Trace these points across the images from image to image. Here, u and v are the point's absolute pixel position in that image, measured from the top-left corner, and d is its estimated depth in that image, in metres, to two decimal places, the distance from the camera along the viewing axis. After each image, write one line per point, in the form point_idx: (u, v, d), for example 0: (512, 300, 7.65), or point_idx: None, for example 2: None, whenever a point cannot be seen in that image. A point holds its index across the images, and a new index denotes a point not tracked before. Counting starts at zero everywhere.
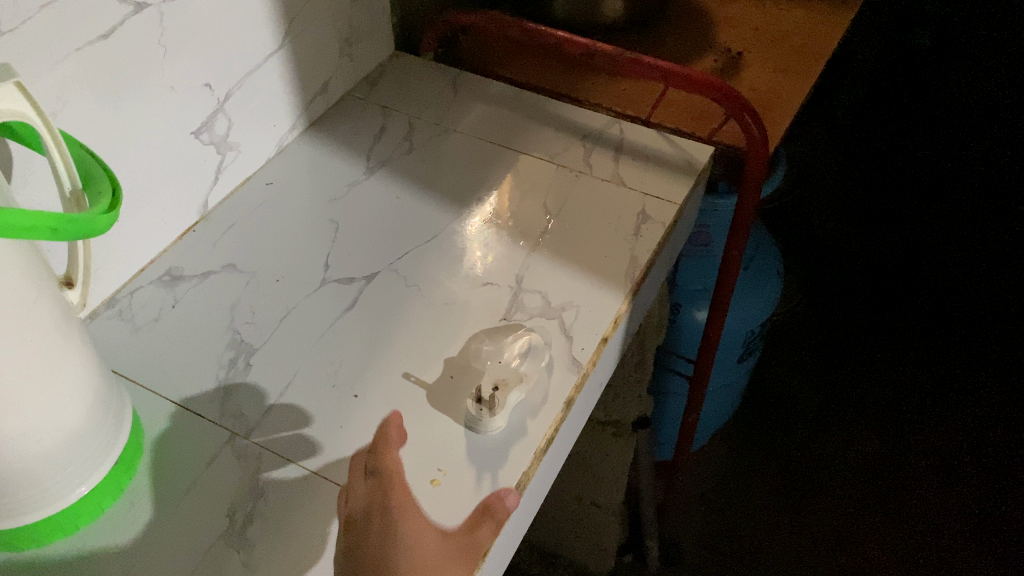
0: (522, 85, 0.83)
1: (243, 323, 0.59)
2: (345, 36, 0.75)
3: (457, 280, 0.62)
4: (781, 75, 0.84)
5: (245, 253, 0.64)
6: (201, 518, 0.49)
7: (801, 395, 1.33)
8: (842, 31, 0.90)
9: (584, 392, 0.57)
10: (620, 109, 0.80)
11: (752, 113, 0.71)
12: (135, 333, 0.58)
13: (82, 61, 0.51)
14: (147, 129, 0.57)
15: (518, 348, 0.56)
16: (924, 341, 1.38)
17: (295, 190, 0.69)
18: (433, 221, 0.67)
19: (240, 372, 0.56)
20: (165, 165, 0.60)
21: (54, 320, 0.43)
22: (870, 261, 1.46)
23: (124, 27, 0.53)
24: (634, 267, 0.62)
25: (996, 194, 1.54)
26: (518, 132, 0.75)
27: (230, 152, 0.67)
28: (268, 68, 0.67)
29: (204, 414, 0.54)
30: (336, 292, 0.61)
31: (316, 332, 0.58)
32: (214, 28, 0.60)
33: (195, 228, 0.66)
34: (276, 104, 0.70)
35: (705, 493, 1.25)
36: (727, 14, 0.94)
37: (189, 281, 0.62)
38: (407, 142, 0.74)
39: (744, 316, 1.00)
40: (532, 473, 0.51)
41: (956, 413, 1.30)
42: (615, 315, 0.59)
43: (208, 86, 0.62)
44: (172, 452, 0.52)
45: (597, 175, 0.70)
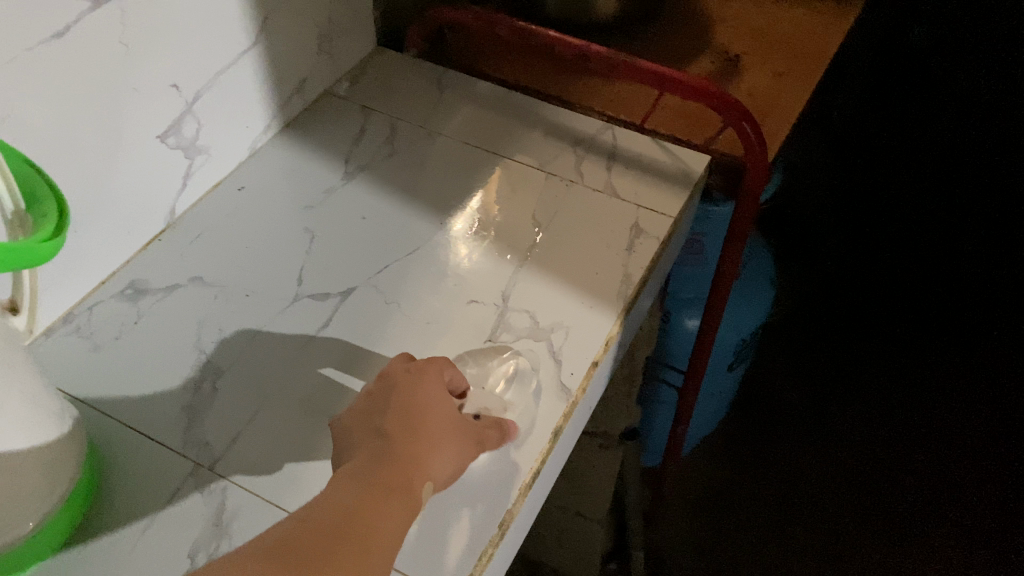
0: (510, 86, 0.79)
1: (210, 341, 0.55)
2: (324, 32, 0.71)
3: (440, 296, 0.59)
4: (780, 79, 0.81)
5: (214, 264, 0.60)
6: (161, 559, 0.45)
7: (789, 402, 1.31)
8: (844, 34, 0.87)
9: (573, 420, 0.54)
10: (612, 112, 0.76)
11: (752, 121, 0.67)
12: (93, 352, 0.54)
13: (33, 62, 0.47)
14: (107, 133, 0.53)
15: (505, 373, 0.54)
16: (914, 347, 1.36)
17: (269, 195, 0.66)
18: (415, 231, 0.64)
19: (206, 395, 0.52)
20: (128, 171, 0.56)
21: None
22: (861, 264, 1.44)
23: (80, 25, 0.48)
24: (627, 285, 0.59)
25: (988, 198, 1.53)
26: (506, 137, 0.72)
27: (199, 156, 0.63)
28: (240, 67, 0.63)
29: (166, 443, 0.50)
30: (311, 308, 0.58)
31: (288, 353, 0.55)
32: (181, 25, 0.56)
33: (161, 236, 0.62)
34: (249, 105, 0.66)
35: (691, 501, 1.23)
36: (724, 14, 0.90)
37: (153, 295, 0.58)
38: (389, 145, 0.71)
39: (736, 324, 0.98)
40: (516, 511, 0.48)
41: (944, 422, 1.29)
42: (606, 338, 0.56)
43: (174, 87, 0.57)
44: (132, 483, 0.48)
45: (589, 184, 0.67)
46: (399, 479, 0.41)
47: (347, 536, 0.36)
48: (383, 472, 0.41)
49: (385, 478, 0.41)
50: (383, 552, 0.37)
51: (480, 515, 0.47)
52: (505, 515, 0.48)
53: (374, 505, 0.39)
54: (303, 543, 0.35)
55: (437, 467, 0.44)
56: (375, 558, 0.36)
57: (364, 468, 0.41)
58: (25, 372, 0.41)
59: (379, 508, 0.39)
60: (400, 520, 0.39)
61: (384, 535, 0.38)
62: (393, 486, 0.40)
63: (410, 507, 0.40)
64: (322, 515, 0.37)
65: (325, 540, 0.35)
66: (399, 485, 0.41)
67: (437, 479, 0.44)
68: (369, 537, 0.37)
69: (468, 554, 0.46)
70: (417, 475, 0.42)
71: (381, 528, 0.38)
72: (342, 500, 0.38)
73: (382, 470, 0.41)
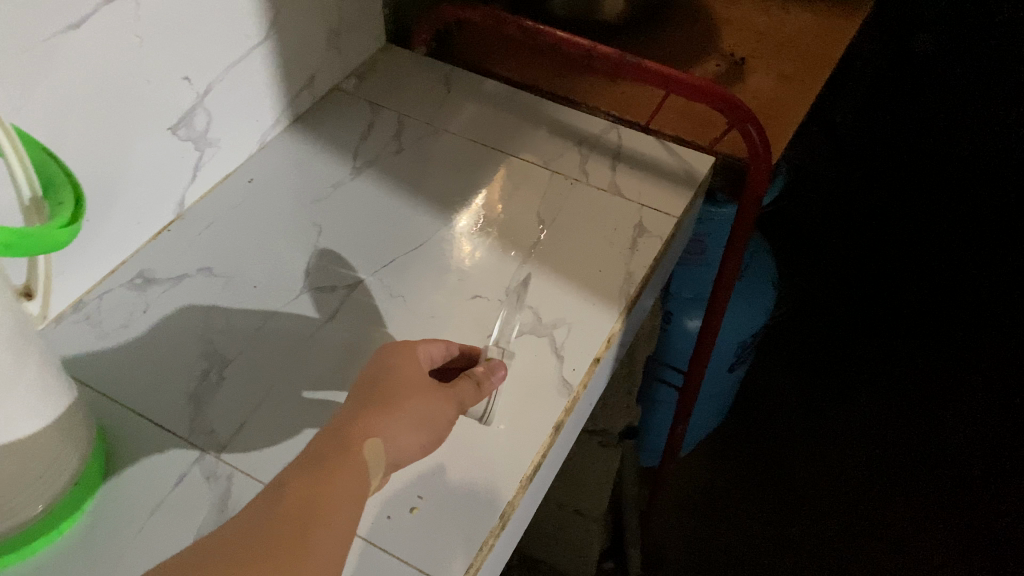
0: (517, 85, 0.80)
1: (217, 331, 0.56)
2: (333, 27, 0.72)
3: (445, 290, 0.60)
4: (785, 83, 0.82)
5: (222, 255, 0.61)
6: (165, 542, 0.46)
7: (788, 405, 1.32)
8: (849, 39, 0.88)
9: (574, 415, 0.54)
10: (618, 112, 0.77)
11: (756, 123, 0.68)
12: (102, 339, 0.55)
13: (48, 53, 0.47)
14: (119, 124, 0.54)
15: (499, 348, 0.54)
16: (913, 352, 1.37)
17: (277, 188, 0.66)
18: (421, 226, 0.64)
19: (212, 384, 0.53)
20: (138, 161, 0.57)
21: (12, 338, 0.40)
22: (862, 269, 1.45)
23: (95, 17, 0.49)
24: (630, 283, 0.60)
25: None
26: (512, 135, 0.72)
27: (209, 148, 0.63)
28: (251, 61, 0.64)
29: (173, 429, 0.51)
30: (317, 300, 0.58)
31: (294, 344, 0.56)
32: (193, 18, 0.56)
33: (170, 227, 0.62)
34: (259, 99, 0.67)
35: (689, 501, 1.23)
36: (730, 17, 0.91)
37: (161, 284, 0.58)
38: (395, 141, 0.71)
39: (736, 325, 0.98)
40: (516, 503, 0.49)
41: (941, 428, 1.30)
42: (607, 334, 0.57)
43: (186, 80, 0.58)
44: (138, 469, 0.49)
45: (593, 182, 0.68)
46: (340, 453, 0.40)
47: (276, 526, 0.36)
48: (326, 449, 0.40)
49: (327, 456, 0.40)
50: (323, 536, 0.36)
51: (480, 506, 0.48)
52: (505, 506, 0.48)
53: (312, 485, 0.38)
54: (231, 542, 0.35)
55: (390, 430, 0.42)
56: (313, 544, 0.36)
57: (309, 450, 0.41)
58: (38, 357, 0.42)
59: (316, 488, 0.38)
60: (345, 497, 0.38)
61: (327, 516, 0.37)
62: (333, 461, 0.39)
63: (357, 479, 0.40)
64: (259, 506, 0.37)
65: (256, 533, 0.35)
66: (341, 460, 0.40)
67: (398, 441, 0.42)
68: (305, 521, 0.36)
69: (468, 544, 0.47)
70: (362, 442, 0.41)
71: (322, 510, 0.37)
72: (280, 485, 0.38)
73: (324, 448, 0.40)
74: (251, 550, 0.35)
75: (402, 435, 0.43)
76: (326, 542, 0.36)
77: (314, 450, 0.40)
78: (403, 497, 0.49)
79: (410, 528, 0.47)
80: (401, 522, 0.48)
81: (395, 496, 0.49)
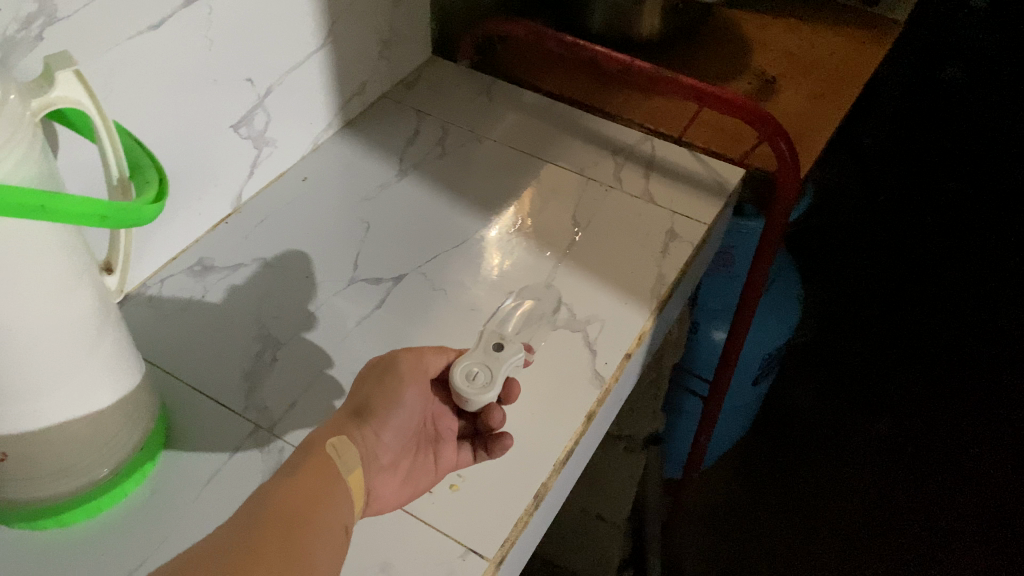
0: (556, 97, 0.83)
1: (271, 317, 0.59)
2: (385, 37, 0.76)
3: (485, 286, 0.63)
4: (815, 101, 0.84)
5: (277, 247, 0.65)
6: (220, 507, 0.49)
7: (810, 421, 1.33)
8: (877, 61, 0.91)
9: (605, 405, 0.57)
10: (652, 125, 0.80)
11: (785, 138, 0.71)
12: (165, 320, 0.58)
13: (130, 51, 0.51)
14: (187, 120, 0.58)
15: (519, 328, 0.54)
16: (935, 376, 1.39)
17: (329, 186, 0.70)
18: (463, 226, 0.68)
19: (266, 364, 0.56)
20: (202, 155, 0.61)
21: (93, 307, 0.43)
22: (886, 293, 1.47)
23: (173, 19, 0.53)
24: (661, 284, 0.63)
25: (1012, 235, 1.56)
26: (551, 144, 0.76)
27: (266, 147, 0.67)
28: (309, 66, 0.68)
29: (228, 405, 0.54)
30: (365, 291, 0.62)
31: (344, 330, 0.59)
32: (260, 24, 0.61)
33: (228, 219, 0.66)
34: (314, 102, 0.71)
35: (710, 515, 1.25)
36: (762, 37, 0.94)
37: (219, 272, 0.62)
38: (440, 147, 0.75)
39: (762, 338, 1.01)
40: (550, 484, 0.51)
41: (960, 451, 1.31)
42: (639, 331, 0.59)
43: (250, 82, 0.62)
44: (196, 441, 0.52)
45: (627, 190, 0.71)
46: (310, 461, 0.44)
47: (264, 531, 0.39)
48: (299, 461, 0.44)
49: (300, 466, 0.44)
50: (309, 535, 0.40)
51: (516, 485, 0.51)
52: (539, 486, 0.51)
53: (290, 492, 0.42)
54: (222, 551, 0.38)
55: (354, 431, 0.47)
56: (302, 542, 0.39)
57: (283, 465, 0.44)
58: (113, 330, 0.45)
59: (294, 494, 0.41)
60: (323, 500, 0.42)
61: (309, 517, 0.41)
62: (305, 468, 0.43)
63: (332, 481, 0.43)
64: (244, 518, 0.40)
65: (246, 539, 0.39)
66: (312, 468, 0.43)
67: (365, 433, 0.47)
68: (290, 524, 0.40)
69: (505, 520, 0.49)
70: (327, 445, 0.45)
71: (303, 512, 0.41)
72: (260, 497, 0.42)
73: (297, 459, 0.44)
74: (246, 553, 0.38)
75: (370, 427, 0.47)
76: (313, 539, 0.40)
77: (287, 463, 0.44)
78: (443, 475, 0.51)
79: (450, 503, 0.50)
80: (441, 498, 0.50)
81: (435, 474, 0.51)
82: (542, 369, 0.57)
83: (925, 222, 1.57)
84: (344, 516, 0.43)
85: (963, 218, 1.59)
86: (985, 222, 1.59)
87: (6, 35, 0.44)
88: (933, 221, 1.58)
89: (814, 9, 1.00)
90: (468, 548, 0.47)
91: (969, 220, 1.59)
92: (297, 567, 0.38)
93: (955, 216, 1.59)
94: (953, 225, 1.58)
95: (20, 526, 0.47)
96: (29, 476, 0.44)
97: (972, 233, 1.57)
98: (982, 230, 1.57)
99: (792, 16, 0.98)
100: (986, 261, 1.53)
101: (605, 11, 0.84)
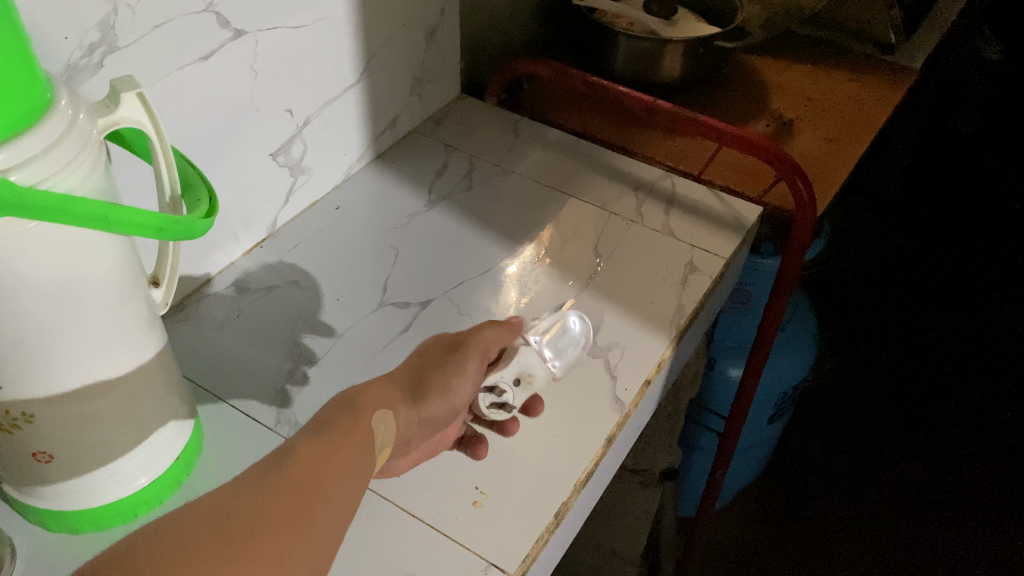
0: (579, 135, 0.86)
1: (303, 336, 0.62)
2: (416, 76, 0.80)
3: (510, 312, 0.65)
4: (832, 144, 0.87)
5: (310, 271, 0.67)
6: None
7: (824, 463, 1.33)
8: (893, 107, 0.93)
9: (624, 430, 0.58)
10: (672, 163, 0.83)
11: (803, 177, 0.73)
12: (201, 337, 0.61)
13: (181, 79, 0.54)
14: (230, 147, 0.61)
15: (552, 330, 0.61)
16: (948, 421, 1.39)
17: (360, 216, 0.73)
18: (488, 254, 0.70)
19: (297, 381, 0.58)
20: (241, 181, 0.64)
21: (141, 318, 0.45)
22: (899, 339, 1.49)
23: (221, 51, 0.56)
24: (680, 314, 0.64)
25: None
26: (575, 179, 0.78)
27: (302, 175, 0.70)
28: (346, 99, 0.71)
29: (260, 420, 0.56)
30: (394, 314, 0.64)
31: (373, 350, 0.61)
32: (301, 58, 0.64)
33: (263, 243, 0.69)
34: (348, 135, 0.74)
35: (723, 555, 1.25)
36: (781, 82, 0.97)
37: (255, 293, 0.65)
38: (467, 179, 0.78)
39: (778, 376, 1.02)
40: (570, 504, 0.52)
41: (978, 500, 1.30)
42: (659, 359, 0.61)
43: (289, 112, 0.65)
44: (227, 454, 0.54)
45: (648, 225, 0.73)
46: (349, 423, 0.43)
47: (278, 492, 0.37)
48: (331, 420, 0.43)
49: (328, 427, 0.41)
50: (320, 505, 0.38)
51: (539, 504, 0.52)
52: (560, 505, 0.52)
53: (313, 453, 0.40)
54: (230, 504, 0.36)
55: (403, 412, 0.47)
56: (312, 509, 0.38)
57: (314, 419, 0.43)
58: (156, 347, 0.47)
59: (318, 457, 0.40)
60: (344, 469, 0.40)
61: (325, 485, 0.39)
62: (341, 430, 0.42)
63: (361, 452, 0.42)
64: (257, 472, 0.38)
65: (257, 497, 0.37)
66: (344, 430, 0.42)
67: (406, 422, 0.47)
68: (304, 487, 0.38)
69: (525, 537, 0.50)
70: (374, 416, 0.44)
71: (318, 477, 0.39)
72: (282, 451, 0.40)
73: (330, 416, 0.43)
74: (255, 511, 0.36)
75: (418, 420, 0.47)
76: (319, 506, 0.38)
77: (322, 420, 0.43)
78: (466, 491, 0.52)
79: (473, 519, 0.51)
80: (464, 514, 0.51)
81: (459, 491, 0.52)
82: (563, 393, 0.59)
83: (936, 269, 1.59)
84: (355, 492, 0.41)
85: (977, 266, 1.61)
86: (997, 270, 1.61)
87: (70, 62, 0.47)
88: (948, 270, 1.60)
89: (831, 57, 1.03)
90: (489, 563, 0.48)
91: (984, 270, 1.60)
92: (305, 534, 0.37)
93: (970, 266, 1.61)
94: (968, 275, 1.59)
95: (59, 529, 0.48)
96: (74, 480, 0.46)
97: (983, 279, 1.59)
98: (998, 280, 1.59)
99: (810, 63, 1.01)
100: (998, 307, 1.55)
101: (629, 54, 0.87)
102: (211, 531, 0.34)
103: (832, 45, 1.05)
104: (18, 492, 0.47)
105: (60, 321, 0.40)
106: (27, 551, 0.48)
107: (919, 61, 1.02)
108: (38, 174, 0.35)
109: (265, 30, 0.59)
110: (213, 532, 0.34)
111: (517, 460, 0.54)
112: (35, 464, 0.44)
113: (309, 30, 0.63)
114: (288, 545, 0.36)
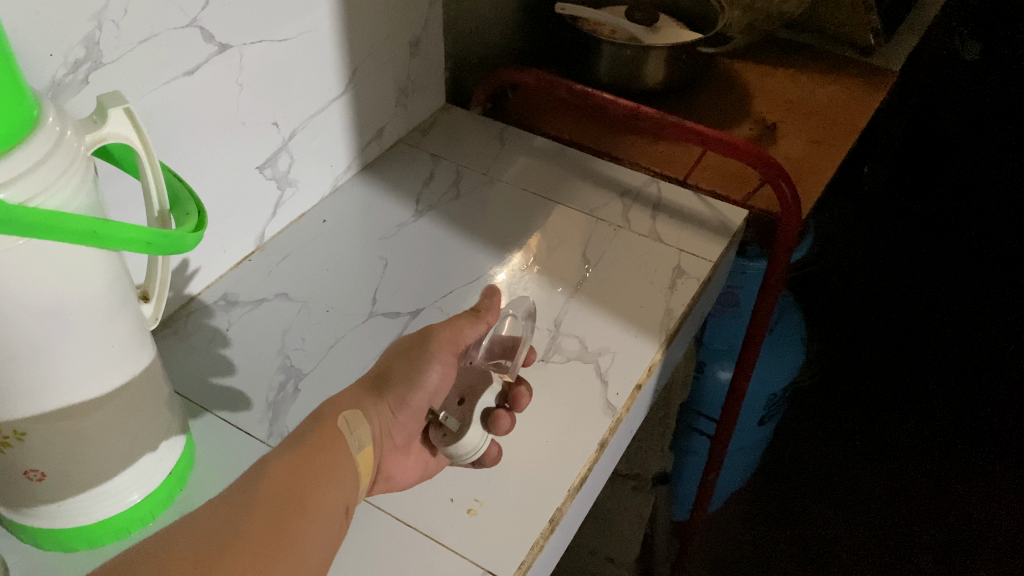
0: (564, 142, 0.87)
1: (293, 349, 0.62)
2: (402, 86, 0.80)
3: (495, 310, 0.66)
4: (814, 146, 0.88)
5: (300, 283, 0.67)
6: None
7: (814, 464, 1.35)
8: (875, 109, 0.94)
9: (617, 435, 0.58)
10: (657, 169, 0.84)
11: (787, 180, 0.73)
12: (191, 351, 0.61)
13: (167, 94, 0.54)
14: (215, 160, 0.61)
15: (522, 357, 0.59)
16: (935, 419, 1.40)
17: (347, 228, 0.73)
18: (477, 263, 0.70)
19: (288, 394, 0.58)
20: (227, 191, 0.63)
21: (132, 333, 0.45)
22: (885, 337, 1.50)
23: (207, 66, 0.56)
24: (669, 318, 0.65)
25: (1004, 282, 1.60)
26: (561, 186, 0.79)
27: (290, 188, 0.71)
28: (332, 109, 0.71)
29: (251, 433, 0.56)
30: (384, 324, 0.64)
31: (364, 360, 0.61)
32: (285, 69, 0.64)
33: (251, 257, 0.69)
34: (335, 148, 0.74)
35: (718, 557, 1.26)
36: (763, 86, 0.98)
37: (244, 307, 0.65)
38: (454, 188, 0.78)
39: (768, 378, 1.02)
40: (565, 510, 0.53)
41: (967, 499, 1.31)
42: (649, 363, 0.61)
43: (275, 125, 0.65)
44: (218, 467, 0.54)
45: (635, 230, 0.73)
46: (322, 430, 0.46)
47: (256, 514, 0.40)
48: (307, 434, 0.45)
49: (305, 441, 0.45)
50: (299, 524, 0.41)
51: (533, 508, 0.52)
52: (554, 511, 0.52)
53: (290, 470, 0.43)
54: (213, 529, 0.39)
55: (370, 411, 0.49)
56: (290, 528, 0.40)
57: (291, 435, 0.46)
58: (146, 363, 0.47)
59: (292, 472, 0.43)
60: (324, 479, 0.43)
61: (301, 502, 0.42)
62: (316, 438, 0.45)
63: (337, 462, 0.45)
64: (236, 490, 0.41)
65: (235, 519, 0.39)
66: (319, 443, 0.45)
67: (384, 412, 0.51)
68: (283, 509, 0.41)
69: (521, 543, 0.50)
70: (341, 416, 0.47)
71: (299, 495, 0.42)
72: (260, 467, 0.43)
73: (312, 430, 0.46)
74: (237, 529, 0.39)
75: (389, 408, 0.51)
76: (302, 525, 0.41)
77: (296, 435, 0.46)
78: (461, 499, 0.52)
79: (467, 527, 0.51)
80: (458, 523, 0.51)
81: (455, 499, 0.52)
82: (554, 399, 0.59)
83: (921, 269, 1.61)
84: (337, 507, 0.43)
85: (962, 266, 1.62)
86: (980, 269, 1.63)
87: (56, 78, 0.47)
88: (935, 272, 1.61)
89: (812, 62, 1.04)
90: (485, 570, 0.48)
91: (969, 270, 1.62)
92: (282, 556, 0.39)
93: (959, 270, 1.62)
94: (956, 279, 1.60)
95: (52, 547, 0.48)
96: (68, 498, 0.45)
97: (967, 279, 1.60)
98: (986, 285, 1.60)
99: (791, 68, 1.02)
100: (982, 306, 1.57)
101: (612, 61, 0.88)
102: (198, 549, 0.37)
103: (813, 49, 1.06)
104: (12, 512, 0.47)
105: (50, 340, 0.40)
106: (19, 571, 0.47)
107: (900, 63, 1.03)
108: (28, 191, 0.35)
109: (249, 43, 0.59)
110: (203, 553, 0.37)
111: (510, 467, 0.54)
112: (27, 483, 0.44)
113: (294, 43, 0.64)
114: (268, 558, 0.39)
